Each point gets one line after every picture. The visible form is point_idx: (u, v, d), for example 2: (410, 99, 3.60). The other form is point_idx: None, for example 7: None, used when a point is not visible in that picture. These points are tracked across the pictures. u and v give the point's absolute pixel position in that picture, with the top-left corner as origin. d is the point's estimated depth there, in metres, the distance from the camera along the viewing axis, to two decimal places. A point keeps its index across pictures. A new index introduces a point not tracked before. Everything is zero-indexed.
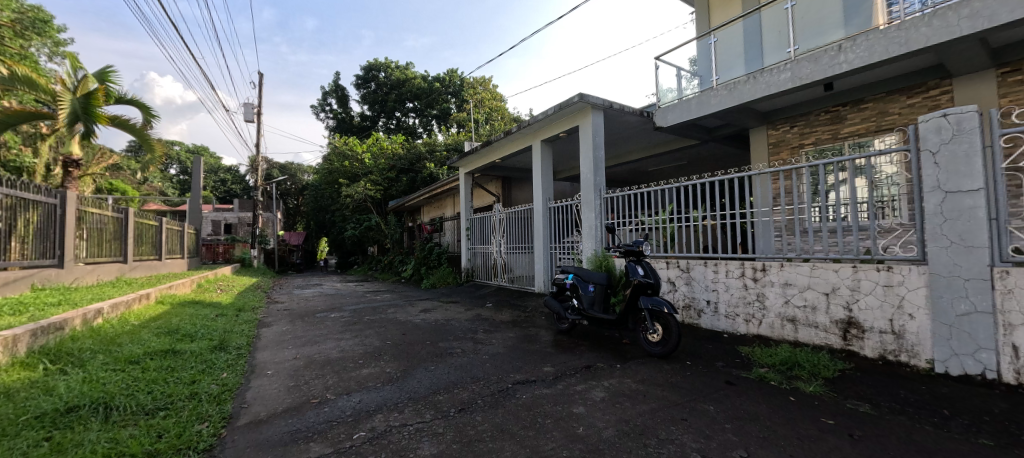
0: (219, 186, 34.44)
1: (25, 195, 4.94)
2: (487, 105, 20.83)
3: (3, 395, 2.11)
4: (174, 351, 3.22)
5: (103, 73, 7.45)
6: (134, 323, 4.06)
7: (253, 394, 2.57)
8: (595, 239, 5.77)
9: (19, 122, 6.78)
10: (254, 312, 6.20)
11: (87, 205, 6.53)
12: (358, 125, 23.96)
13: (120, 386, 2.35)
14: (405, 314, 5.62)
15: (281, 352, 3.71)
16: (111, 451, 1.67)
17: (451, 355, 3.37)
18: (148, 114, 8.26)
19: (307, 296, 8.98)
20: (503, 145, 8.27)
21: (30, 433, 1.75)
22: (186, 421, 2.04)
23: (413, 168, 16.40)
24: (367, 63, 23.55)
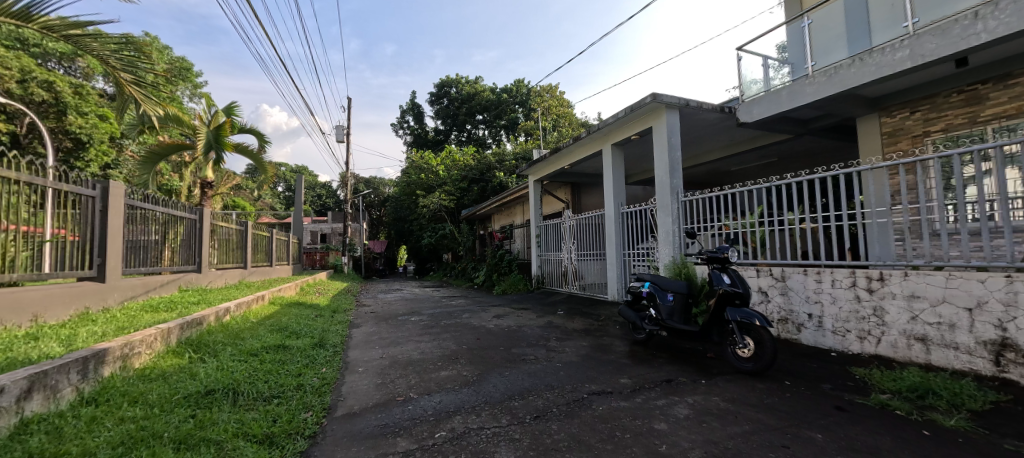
0: (316, 200, 38.79)
1: (175, 212, 6.02)
2: (554, 112, 20.89)
3: (162, 377, 2.57)
4: (284, 346, 3.67)
5: (230, 107, 8.85)
6: (253, 320, 4.72)
7: (348, 389, 2.82)
8: (673, 246, 5.45)
9: (171, 153, 8.31)
10: (345, 314, 6.85)
11: (219, 219, 7.75)
12: (432, 139, 25.50)
13: (245, 374, 2.73)
14: (479, 320, 5.81)
15: (369, 351, 4.04)
16: (240, 430, 1.95)
17: (524, 362, 3.40)
18: (262, 140, 9.60)
19: (390, 300, 9.69)
20: (572, 151, 8.20)
21: (180, 409, 2.10)
22: (295, 409, 2.30)
23: (484, 178, 16.97)
24: (440, 80, 25.00)
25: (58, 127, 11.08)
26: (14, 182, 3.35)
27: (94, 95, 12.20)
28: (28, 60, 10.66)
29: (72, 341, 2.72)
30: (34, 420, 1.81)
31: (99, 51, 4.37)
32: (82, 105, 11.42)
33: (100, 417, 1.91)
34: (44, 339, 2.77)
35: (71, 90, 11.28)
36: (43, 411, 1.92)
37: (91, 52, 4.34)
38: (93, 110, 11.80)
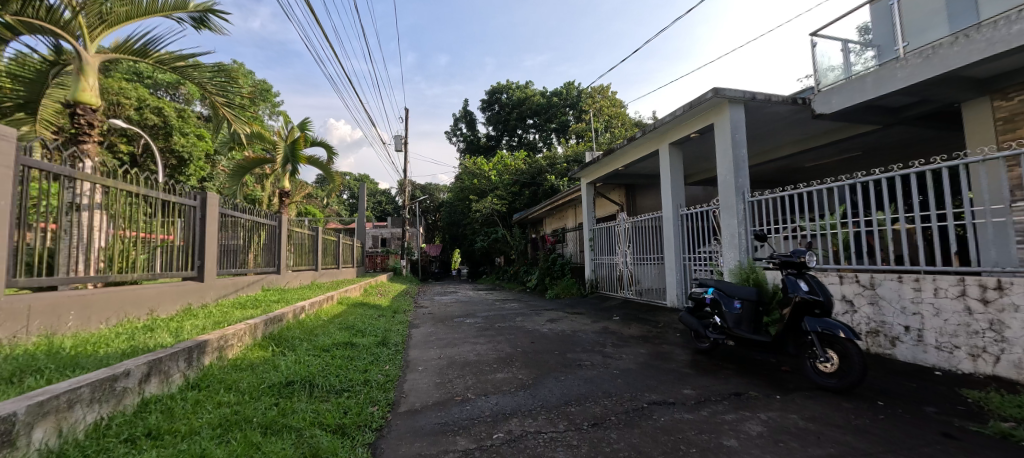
0: (376, 207, 41.13)
1: (259, 219, 6.70)
2: (606, 113, 20.34)
3: (251, 367, 2.86)
4: (352, 343, 3.93)
5: (303, 123, 9.68)
6: (324, 318, 5.10)
7: (410, 387, 2.96)
8: (739, 249, 5.10)
9: (254, 167, 9.25)
10: (405, 314, 7.18)
11: (294, 225, 8.50)
12: (484, 145, 26.06)
13: (319, 368, 2.96)
14: (533, 323, 5.82)
15: (428, 351, 4.20)
16: (316, 419, 2.11)
17: (580, 367, 3.34)
18: (331, 152, 10.39)
19: (446, 302, 10.02)
20: (626, 152, 7.97)
21: (266, 397, 2.32)
22: (363, 403, 2.46)
23: (535, 181, 16.99)
24: (492, 87, 25.52)
25: (167, 147, 12.80)
26: (135, 194, 3.92)
27: (194, 117, 13.93)
28: (144, 91, 12.44)
29: (179, 333, 3.12)
30: (153, 400, 2.10)
31: (199, 78, 4.99)
32: (185, 127, 13.09)
33: (202, 401, 2.17)
34: (158, 330, 3.20)
35: (175, 114, 12.94)
36: (159, 392, 2.21)
37: (194, 80, 4.98)
38: (193, 131, 13.48)
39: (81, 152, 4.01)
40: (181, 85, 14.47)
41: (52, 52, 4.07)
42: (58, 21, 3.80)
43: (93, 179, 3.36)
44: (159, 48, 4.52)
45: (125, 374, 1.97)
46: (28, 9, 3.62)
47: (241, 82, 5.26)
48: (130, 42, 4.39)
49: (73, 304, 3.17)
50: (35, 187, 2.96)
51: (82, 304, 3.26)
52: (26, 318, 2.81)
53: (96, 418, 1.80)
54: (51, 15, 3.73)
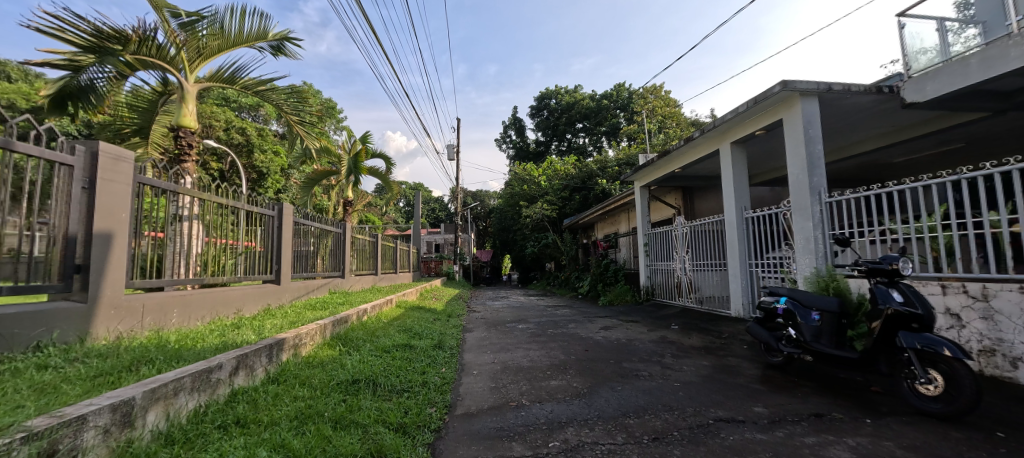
0: (430, 214, 42.74)
1: (326, 227, 7.23)
2: (659, 113, 19.49)
3: (321, 364, 3.08)
4: (410, 346, 4.09)
5: (364, 137, 10.32)
6: (384, 321, 5.37)
7: (465, 390, 3.01)
8: (816, 255, 4.65)
9: (322, 179, 10.01)
10: (459, 318, 7.37)
11: (356, 232, 9.07)
12: (534, 151, 26.17)
13: (381, 368, 3.11)
14: (585, 330, 5.71)
15: (482, 355, 4.26)
16: (380, 417, 2.22)
17: (637, 378, 3.21)
18: (389, 163, 10.98)
19: (497, 307, 10.12)
20: (683, 153, 7.61)
21: (335, 393, 2.48)
22: (422, 403, 2.55)
23: (586, 186, 16.71)
24: (541, 93, 25.63)
25: (249, 163, 14.25)
26: (226, 206, 4.41)
27: (271, 136, 15.39)
28: (230, 113, 13.96)
29: (260, 331, 3.43)
30: (241, 391, 2.33)
31: (277, 100, 5.51)
32: (263, 144, 14.49)
33: (280, 394, 2.36)
34: (244, 328, 3.55)
35: (255, 133, 14.33)
36: (245, 384, 2.44)
37: (272, 102, 5.52)
38: (271, 148, 14.90)
39: (182, 170, 4.58)
40: (260, 106, 16.08)
41: (160, 84, 4.72)
42: (165, 57, 4.42)
43: (191, 193, 3.82)
44: (245, 75, 5.05)
45: (219, 366, 2.20)
46: (144, 48, 4.23)
47: (311, 102, 5.74)
48: (221, 72, 4.96)
49: (176, 303, 3.61)
50: (147, 200, 3.42)
51: (183, 303, 3.70)
52: (141, 314, 3.24)
53: (197, 404, 2.03)
54: (160, 52, 4.35)
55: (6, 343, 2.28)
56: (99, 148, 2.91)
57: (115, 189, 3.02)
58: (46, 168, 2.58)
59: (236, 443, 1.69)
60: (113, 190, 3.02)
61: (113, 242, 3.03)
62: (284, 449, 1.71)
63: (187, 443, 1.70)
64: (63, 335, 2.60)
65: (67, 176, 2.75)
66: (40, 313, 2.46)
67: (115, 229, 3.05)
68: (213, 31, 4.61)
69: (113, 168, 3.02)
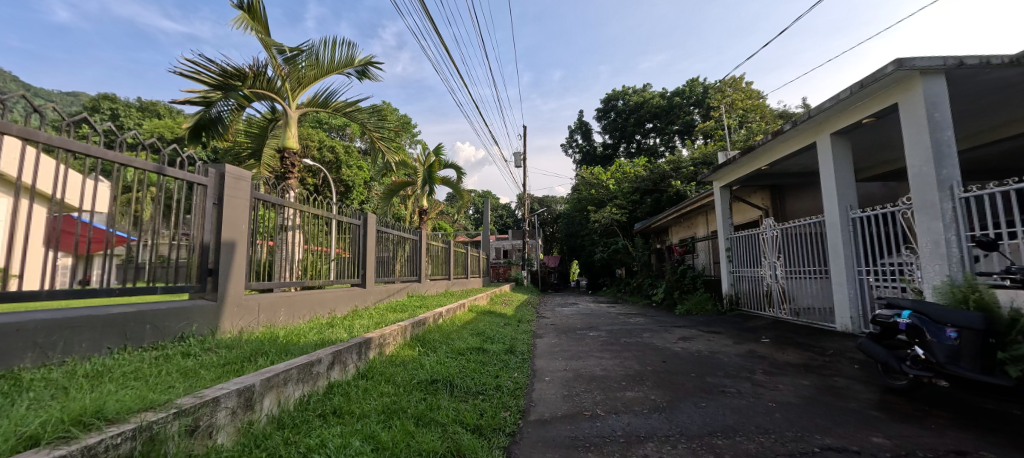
0: (498, 220, 43.77)
1: (404, 234, 7.75)
2: (739, 107, 17.85)
3: (403, 363, 3.29)
4: (483, 349, 4.20)
5: (437, 148, 10.89)
6: (458, 324, 5.59)
7: (538, 396, 3.01)
8: (948, 261, 3.93)
9: (400, 189, 10.72)
10: (529, 324, 7.40)
11: (431, 239, 9.58)
12: (601, 154, 25.61)
13: (457, 370, 3.23)
14: (662, 340, 5.40)
15: (554, 362, 4.23)
16: (458, 417, 2.31)
17: (723, 395, 2.95)
18: (459, 172, 11.45)
19: (567, 313, 10.02)
20: (770, 148, 6.93)
21: (417, 392, 2.63)
22: (496, 407, 2.60)
23: (658, 187, 15.87)
24: (607, 95, 25.09)
25: (338, 178, 15.81)
26: (322, 217, 4.93)
27: (356, 152, 16.93)
28: (322, 134, 15.66)
29: (350, 330, 3.76)
30: (336, 384, 2.57)
31: (362, 119, 6.04)
32: (350, 160, 16.00)
33: (369, 389, 2.56)
34: (337, 327, 3.91)
35: (343, 150, 15.87)
36: (340, 378, 2.70)
37: (359, 121, 6.06)
38: (356, 163, 16.40)
39: (287, 186, 5.22)
40: (347, 126, 17.81)
41: (269, 112, 5.45)
42: (273, 88, 5.09)
43: (294, 206, 4.32)
44: (336, 99, 5.62)
45: (319, 360, 2.46)
46: (258, 82, 4.94)
47: (391, 119, 6.22)
48: (316, 97, 5.57)
49: (282, 303, 4.10)
50: (261, 213, 3.95)
51: (288, 302, 4.19)
52: (257, 312, 3.74)
53: (302, 393, 2.28)
54: (269, 84, 5.01)
55: (159, 334, 2.75)
56: (225, 169, 3.43)
57: (237, 204, 3.54)
58: (186, 187, 3.09)
59: (334, 431, 1.86)
60: (236, 205, 3.54)
61: (236, 249, 3.54)
62: (374, 440, 1.85)
63: (295, 428, 1.91)
64: (200, 328, 3.08)
65: (202, 194, 3.26)
66: (184, 309, 2.95)
67: (237, 238, 3.56)
68: (311, 62, 5.20)
69: (235, 186, 3.54)
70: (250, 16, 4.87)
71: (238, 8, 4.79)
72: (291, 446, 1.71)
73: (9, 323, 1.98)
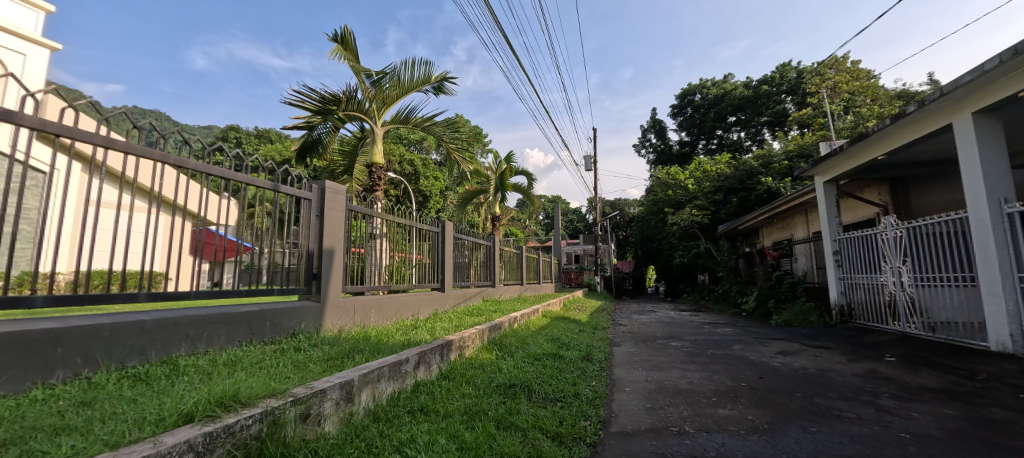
0: (569, 225, 43.39)
1: (479, 240, 8.03)
2: (844, 90, 15.66)
3: (482, 366, 3.39)
4: (559, 355, 4.15)
5: (508, 155, 11.11)
6: (533, 329, 5.61)
7: (619, 407, 2.90)
8: None
9: (474, 196, 11.11)
10: (605, 331, 7.18)
11: (504, 244, 9.79)
12: (677, 153, 24.17)
13: (534, 375, 3.23)
14: (756, 354, 4.89)
15: (633, 372, 4.05)
16: (537, 422, 2.30)
17: (839, 420, 2.57)
18: (530, 177, 11.57)
19: (645, 321, 9.54)
20: (888, 135, 5.96)
21: (496, 395, 2.68)
22: (576, 415, 2.54)
23: (745, 185, 14.49)
24: (683, 90, 23.66)
25: (416, 188, 16.92)
26: (405, 225, 5.29)
27: (432, 164, 17.98)
28: (402, 149, 16.92)
29: (432, 332, 3.96)
30: (422, 383, 2.72)
31: (438, 132, 6.38)
32: (427, 171, 17.06)
33: (452, 389, 2.67)
34: (420, 329, 4.14)
35: (421, 162, 16.95)
36: (425, 377, 2.86)
37: (436, 134, 6.42)
38: (432, 174, 17.42)
39: (375, 198, 5.70)
40: (424, 140, 19.05)
41: (360, 131, 6.02)
42: (362, 109, 5.61)
43: (380, 215, 4.69)
44: (416, 115, 6.02)
45: (407, 359, 2.62)
46: (350, 105, 5.47)
47: (465, 130, 6.50)
48: (398, 114, 6.01)
49: (372, 305, 4.46)
50: (354, 223, 4.36)
51: (377, 305, 4.55)
52: (352, 313, 4.11)
53: (393, 390, 2.46)
54: (359, 106, 5.53)
55: (276, 330, 3.16)
56: (325, 184, 3.85)
57: (335, 216, 3.94)
58: (293, 202, 3.51)
59: (422, 428, 1.97)
60: (334, 216, 3.94)
61: (335, 256, 3.94)
62: (459, 439, 1.92)
63: (388, 421, 2.06)
64: (307, 326, 3.48)
65: (307, 207, 3.69)
66: (295, 309, 3.35)
67: (336, 246, 3.96)
68: (394, 83, 5.63)
69: (333, 199, 3.95)
70: (343, 47, 5.43)
71: (333, 41, 5.39)
72: (385, 439, 1.84)
73: (170, 318, 2.41)
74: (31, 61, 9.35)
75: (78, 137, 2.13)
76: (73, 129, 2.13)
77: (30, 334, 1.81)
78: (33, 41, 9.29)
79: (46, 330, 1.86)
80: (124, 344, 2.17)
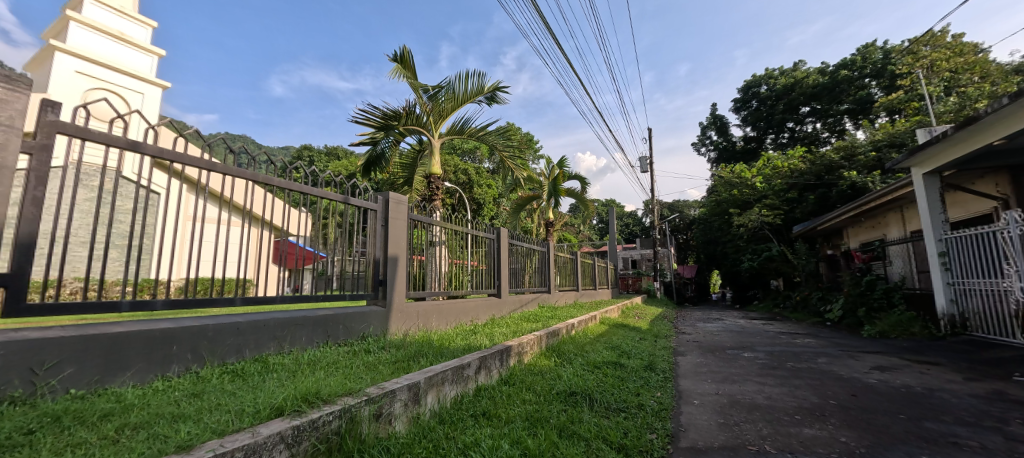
0: (624, 229, 42.22)
1: (533, 246, 8.05)
2: (944, 69, 13.74)
3: (541, 372, 3.38)
4: (620, 364, 4.02)
5: (561, 160, 11.06)
6: (591, 336, 5.49)
7: (687, 420, 2.74)
8: None
9: (527, 202, 11.18)
10: (667, 339, 6.85)
11: (558, 250, 9.75)
12: (742, 149, 22.57)
13: (595, 384, 3.15)
14: (845, 369, 4.38)
15: (702, 384, 3.80)
16: (600, 433, 2.24)
17: (957, 448, 2.22)
18: (583, 182, 11.41)
19: (712, 330, 8.95)
20: (1006, 116, 5.12)
21: (558, 403, 2.65)
22: (641, 427, 2.44)
23: (823, 181, 13.15)
24: (747, 82, 22.12)
25: (470, 196, 17.38)
26: (461, 233, 5.45)
27: (484, 172, 18.42)
28: (457, 159, 17.53)
29: (491, 337, 4.02)
30: (483, 387, 2.77)
31: (491, 141, 6.52)
32: (480, 180, 17.51)
33: (513, 395, 2.69)
34: (479, 334, 4.22)
35: (474, 171, 17.44)
36: (486, 382, 2.90)
37: (490, 143, 6.56)
38: (485, 182, 17.81)
39: (433, 206, 5.93)
40: (476, 149, 19.61)
41: (419, 144, 6.32)
42: (421, 123, 5.89)
43: (439, 224, 4.89)
44: (471, 125, 6.21)
45: (469, 364, 2.68)
46: (409, 120, 5.78)
47: (517, 137, 6.59)
48: (454, 126, 6.22)
49: (433, 310, 4.63)
50: (415, 231, 4.58)
51: (438, 310, 4.72)
52: (415, 318, 4.29)
53: (456, 393, 2.53)
54: (417, 120, 5.82)
55: (349, 333, 3.38)
56: (389, 195, 4.08)
57: (399, 225, 4.16)
58: (361, 213, 3.76)
59: (485, 432, 2.00)
60: (398, 225, 4.16)
61: (399, 263, 4.15)
62: (523, 446, 1.92)
63: (452, 424, 2.12)
64: (375, 329, 3.69)
65: (374, 217, 3.93)
66: (364, 313, 3.56)
67: (399, 254, 4.16)
68: (450, 96, 5.85)
69: (396, 209, 4.17)
70: (402, 66, 5.76)
71: (393, 60, 5.73)
72: (451, 441, 1.88)
73: (260, 320, 2.67)
74: (148, 99, 10.96)
75: (186, 162, 2.45)
76: (183, 155, 2.45)
77: (152, 333, 2.10)
78: (149, 81, 10.90)
79: (164, 329, 2.15)
80: (225, 343, 2.45)
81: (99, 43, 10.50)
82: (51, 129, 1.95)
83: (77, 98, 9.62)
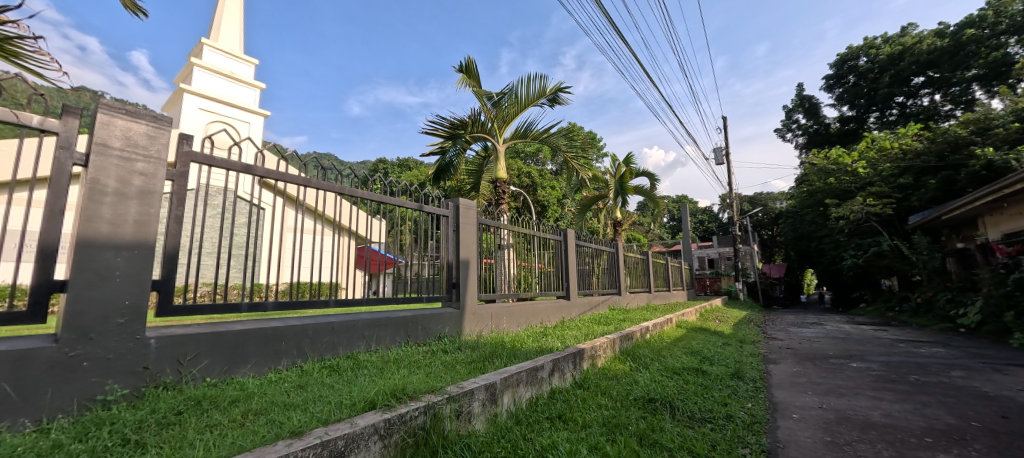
0: (699, 227, 39.59)
1: (601, 247, 7.85)
2: None
3: (616, 376, 3.28)
4: (703, 371, 3.75)
5: (628, 157, 10.68)
6: (668, 340, 5.21)
7: (786, 436, 2.47)
8: None
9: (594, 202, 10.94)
10: (755, 345, 6.25)
11: (627, 250, 9.41)
12: (838, 132, 19.97)
13: (675, 391, 2.98)
14: (990, 384, 3.65)
15: (801, 396, 3.41)
16: (685, 443, 2.11)
17: None
18: (652, 178, 10.91)
19: (808, 336, 8.00)
20: None
21: (635, 409, 2.54)
22: (732, 440, 2.25)
23: (948, 162, 11.18)
24: (840, 56, 19.53)
25: (535, 199, 17.46)
26: (528, 235, 5.49)
27: (547, 173, 18.41)
28: (520, 163, 17.77)
29: (562, 340, 3.99)
30: (557, 390, 2.75)
31: (555, 143, 6.50)
32: (544, 182, 17.55)
33: (588, 399, 2.64)
34: (549, 336, 4.22)
35: (537, 173, 17.51)
36: (560, 385, 2.88)
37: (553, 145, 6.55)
38: (549, 183, 17.79)
39: (500, 210, 6.05)
40: (539, 151, 19.68)
41: (484, 150, 6.50)
42: (485, 129, 6.05)
43: (506, 227, 4.98)
44: (533, 128, 6.24)
45: (542, 366, 2.69)
46: (475, 127, 5.97)
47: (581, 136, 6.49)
48: (518, 130, 6.30)
49: (503, 312, 4.70)
50: (484, 235, 4.70)
51: (508, 311, 4.78)
52: (486, 320, 4.39)
53: (531, 394, 2.54)
54: (482, 127, 5.99)
55: (426, 333, 3.57)
56: (459, 201, 4.23)
57: (469, 230, 4.30)
58: (433, 219, 3.95)
59: (562, 435, 1.98)
60: (468, 230, 4.29)
61: (470, 267, 4.28)
62: (600, 451, 1.88)
63: (529, 425, 2.14)
64: (450, 330, 3.85)
65: (445, 223, 4.10)
66: (440, 314, 3.73)
67: (470, 258, 4.28)
68: (513, 101, 5.95)
69: (467, 215, 4.31)
70: (467, 76, 5.98)
71: (459, 71, 5.97)
72: (529, 443, 1.90)
73: (351, 320, 2.92)
74: (253, 127, 12.61)
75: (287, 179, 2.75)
76: (284, 173, 2.76)
77: (265, 330, 2.39)
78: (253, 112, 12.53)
79: (275, 327, 2.44)
80: (323, 340, 2.72)
81: (215, 83, 12.27)
82: (185, 159, 2.31)
83: (201, 131, 11.35)
